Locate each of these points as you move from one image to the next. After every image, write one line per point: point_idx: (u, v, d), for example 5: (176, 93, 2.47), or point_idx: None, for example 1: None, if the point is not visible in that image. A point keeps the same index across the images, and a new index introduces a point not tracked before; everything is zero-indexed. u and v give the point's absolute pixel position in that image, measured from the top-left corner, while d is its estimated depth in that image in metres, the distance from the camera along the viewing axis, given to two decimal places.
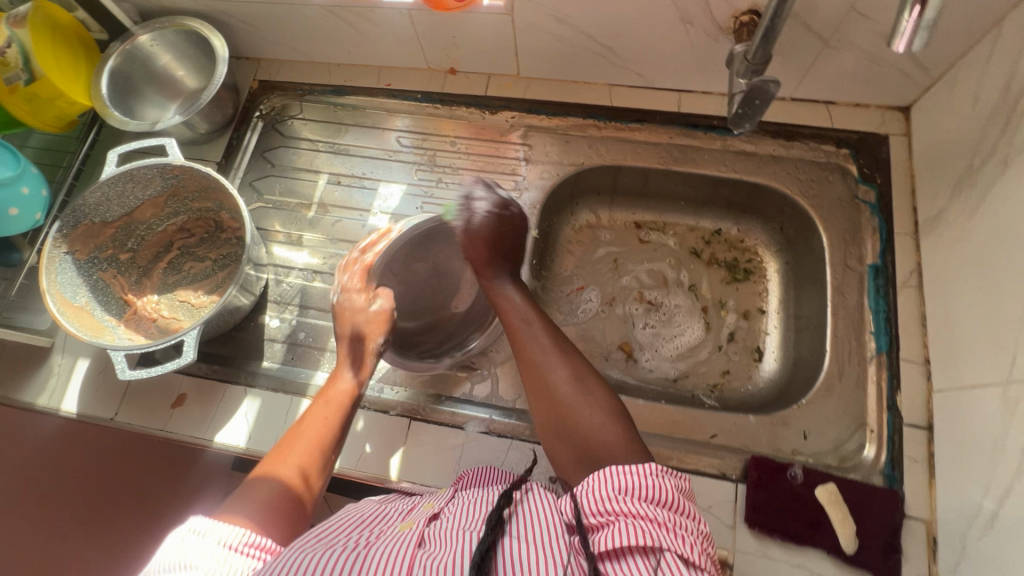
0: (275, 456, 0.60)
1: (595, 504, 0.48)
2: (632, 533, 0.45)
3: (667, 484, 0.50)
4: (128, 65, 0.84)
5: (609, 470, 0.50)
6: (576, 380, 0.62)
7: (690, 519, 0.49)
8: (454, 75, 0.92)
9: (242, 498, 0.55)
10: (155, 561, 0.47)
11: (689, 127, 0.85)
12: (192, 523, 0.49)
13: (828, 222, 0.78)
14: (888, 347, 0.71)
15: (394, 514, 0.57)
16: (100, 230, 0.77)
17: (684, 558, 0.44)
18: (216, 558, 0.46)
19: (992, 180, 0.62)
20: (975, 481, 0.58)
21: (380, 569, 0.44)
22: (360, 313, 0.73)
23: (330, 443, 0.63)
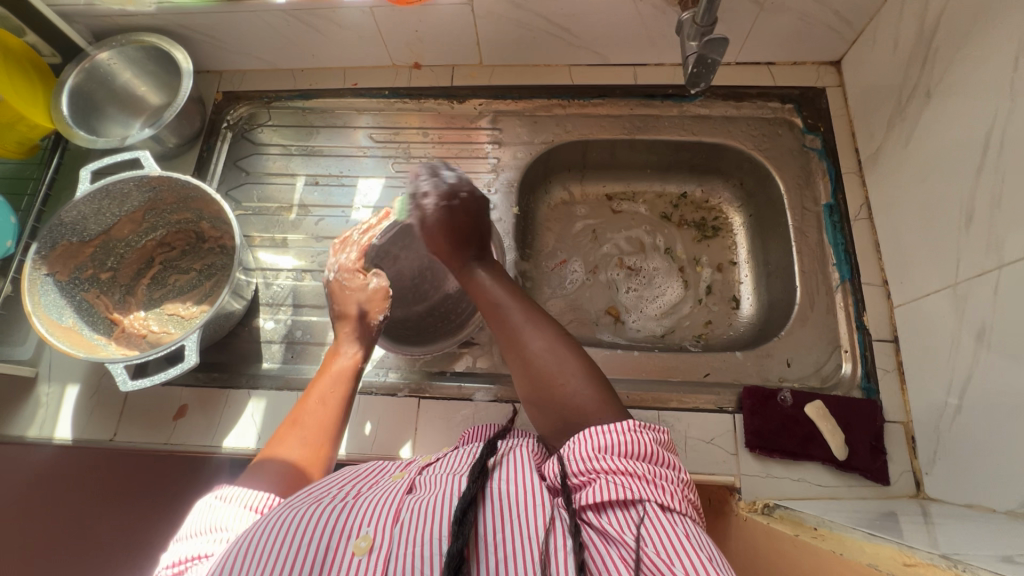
0: (282, 434, 0.61)
1: (577, 464, 0.49)
2: (613, 490, 0.46)
3: (646, 438, 0.50)
4: (89, 85, 0.84)
5: (592, 431, 0.51)
6: (556, 347, 0.58)
7: (671, 469, 0.50)
8: (419, 70, 0.95)
9: (252, 476, 0.57)
10: (187, 527, 0.52)
11: (647, 98, 0.91)
12: (217, 492, 0.54)
13: (783, 171, 0.85)
14: (850, 275, 0.77)
15: (391, 467, 0.63)
16: (79, 250, 0.76)
17: (667, 507, 0.46)
18: (242, 519, 0.51)
19: (919, 111, 0.70)
20: (939, 377, 0.65)
21: (367, 516, 0.49)
22: (353, 294, 0.73)
23: (335, 419, 0.64)
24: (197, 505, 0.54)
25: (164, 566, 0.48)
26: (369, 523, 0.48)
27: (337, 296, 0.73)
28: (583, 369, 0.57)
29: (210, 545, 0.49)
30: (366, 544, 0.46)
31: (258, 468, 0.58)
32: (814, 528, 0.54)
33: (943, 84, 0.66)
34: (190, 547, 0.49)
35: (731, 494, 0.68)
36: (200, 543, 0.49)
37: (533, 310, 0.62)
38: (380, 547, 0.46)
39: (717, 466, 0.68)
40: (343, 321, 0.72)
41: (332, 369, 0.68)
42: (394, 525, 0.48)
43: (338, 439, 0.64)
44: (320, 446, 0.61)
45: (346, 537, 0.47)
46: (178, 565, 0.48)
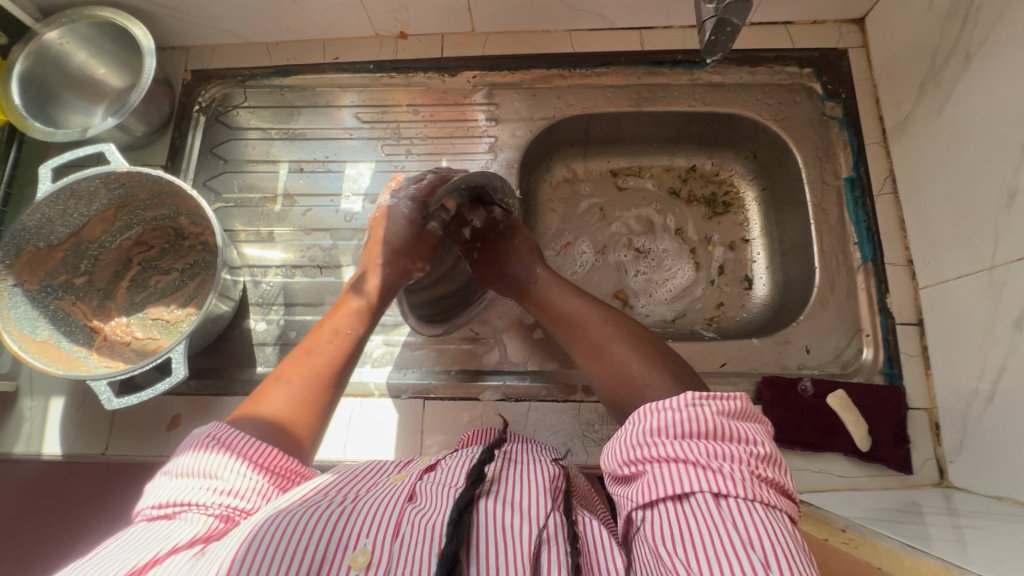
0: (285, 370, 0.57)
1: (625, 453, 0.45)
2: (663, 483, 0.41)
3: (707, 413, 0.43)
4: (41, 67, 0.76)
5: (647, 410, 0.45)
6: (625, 359, 0.56)
7: (742, 443, 0.43)
8: (405, 40, 0.87)
9: (249, 411, 0.54)
10: (179, 464, 0.49)
11: (655, 65, 0.84)
12: (211, 430, 0.51)
13: (801, 142, 0.80)
14: (873, 255, 0.74)
15: (390, 467, 0.58)
16: (47, 256, 0.70)
17: (723, 494, 0.40)
18: (238, 471, 0.48)
19: (956, 75, 0.64)
20: (968, 364, 0.62)
21: (366, 525, 0.45)
22: (392, 227, 0.67)
23: (342, 367, 0.58)
24: (192, 439, 0.51)
25: (155, 505, 0.47)
26: (368, 533, 0.44)
27: (379, 221, 0.68)
28: (659, 372, 0.54)
29: (203, 492, 0.47)
30: (363, 559, 0.43)
31: (252, 406, 0.54)
32: (841, 531, 0.52)
33: (986, 46, 0.60)
34: (180, 492, 0.47)
35: None
36: (191, 489, 0.47)
37: (590, 300, 0.63)
38: (380, 564, 0.42)
39: None
40: (374, 251, 0.66)
41: (353, 303, 0.62)
42: (394, 540, 0.44)
43: (339, 389, 0.58)
44: (317, 396, 0.56)
45: (342, 549, 0.43)
46: (169, 508, 0.47)
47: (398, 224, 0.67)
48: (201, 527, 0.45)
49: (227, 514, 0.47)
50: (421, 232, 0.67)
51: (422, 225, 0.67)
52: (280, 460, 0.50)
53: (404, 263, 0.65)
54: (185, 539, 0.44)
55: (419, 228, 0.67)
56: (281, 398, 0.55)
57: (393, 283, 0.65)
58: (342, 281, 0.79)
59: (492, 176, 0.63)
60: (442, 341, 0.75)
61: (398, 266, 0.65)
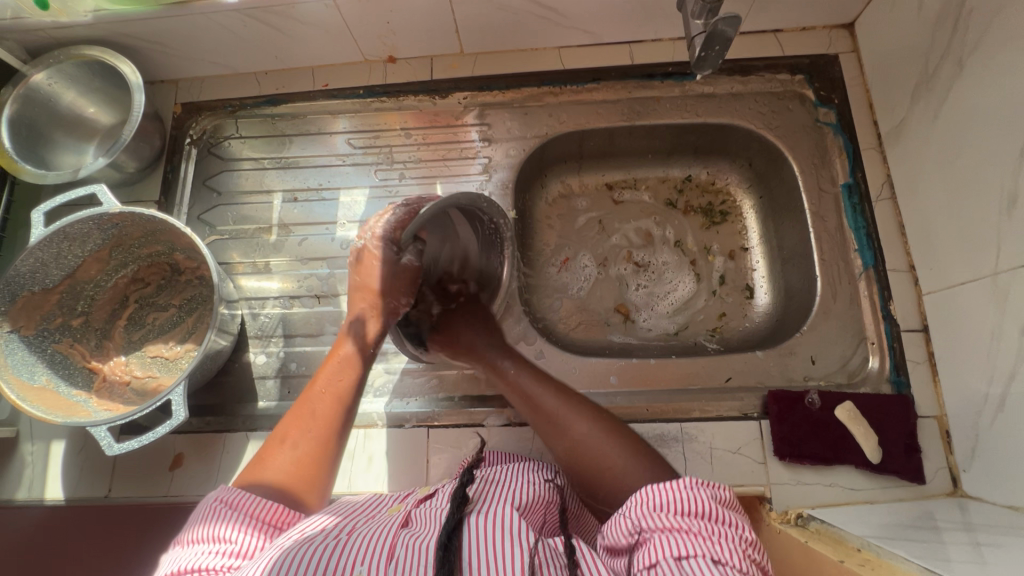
0: (284, 431, 0.56)
1: (630, 524, 0.46)
2: (665, 547, 0.42)
3: (703, 494, 0.46)
4: (30, 110, 0.76)
5: (647, 487, 0.47)
6: (585, 436, 0.58)
7: (734, 527, 0.45)
8: (394, 63, 0.87)
9: (254, 477, 0.53)
10: (187, 533, 0.48)
11: (645, 79, 0.84)
12: (218, 494, 0.50)
13: (795, 150, 0.79)
14: (874, 262, 0.73)
15: (388, 500, 0.57)
16: (43, 299, 0.70)
17: (722, 562, 0.41)
18: (246, 529, 0.47)
19: (949, 80, 0.63)
20: (977, 372, 0.61)
21: (361, 552, 0.44)
22: (370, 270, 0.65)
23: (341, 416, 0.58)
24: (201, 506, 0.50)
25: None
26: (363, 561, 0.43)
27: (361, 263, 0.66)
28: (621, 442, 0.57)
29: (212, 556, 0.45)
30: None
31: (255, 473, 0.54)
32: (858, 551, 0.51)
33: (979, 50, 0.60)
34: (191, 557, 0.45)
35: (762, 503, 0.65)
36: (198, 555, 0.45)
37: (568, 396, 0.62)
38: None
39: (746, 476, 0.65)
40: (358, 294, 0.65)
41: (343, 352, 0.62)
42: (389, 562, 0.43)
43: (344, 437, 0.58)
44: (321, 452, 0.55)
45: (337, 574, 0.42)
46: None
47: (373, 265, 0.65)
48: None
49: None
50: (397, 269, 0.65)
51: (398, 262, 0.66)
52: (287, 515, 0.50)
53: (390, 300, 0.64)
54: None
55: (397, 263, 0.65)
56: (283, 459, 0.54)
57: (382, 324, 0.64)
58: (340, 309, 0.78)
59: (477, 198, 0.63)
60: (443, 367, 0.75)
61: (384, 308, 0.64)
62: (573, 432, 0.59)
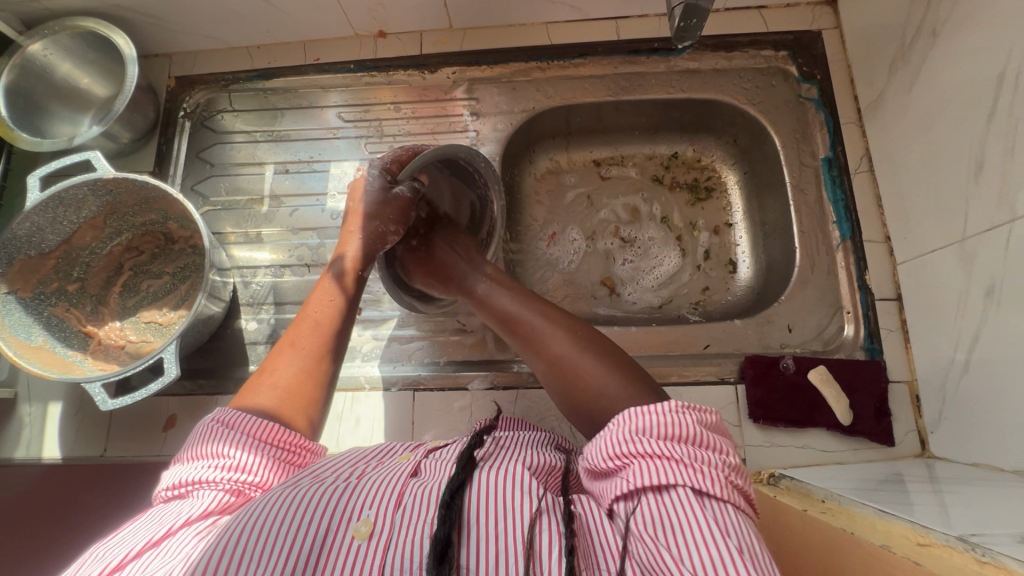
0: (278, 351, 0.58)
1: (611, 449, 0.46)
2: (645, 477, 0.43)
3: (689, 420, 0.45)
4: (26, 80, 0.77)
5: (630, 411, 0.47)
6: (572, 354, 0.56)
7: (718, 452, 0.45)
8: (385, 38, 0.88)
9: (248, 396, 0.55)
10: (188, 447, 0.51)
11: (632, 55, 0.85)
12: (217, 414, 0.52)
13: (778, 125, 0.81)
14: (851, 233, 0.75)
15: (398, 447, 0.58)
16: (40, 263, 0.72)
17: (703, 493, 0.42)
18: (245, 447, 0.49)
19: (924, 51, 0.65)
20: (946, 336, 0.63)
21: (370, 498, 0.45)
22: (359, 199, 0.67)
23: (332, 336, 0.59)
24: (200, 426, 0.52)
25: (168, 486, 0.48)
26: (370, 505, 0.44)
27: (353, 193, 0.68)
28: (608, 366, 0.55)
29: (211, 470, 0.48)
30: (366, 528, 0.42)
31: (250, 393, 0.55)
32: (822, 502, 0.53)
33: (951, 22, 0.61)
34: (193, 471, 0.48)
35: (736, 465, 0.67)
36: (198, 468, 0.48)
37: (551, 313, 0.61)
38: (383, 532, 0.42)
39: None
40: (349, 221, 0.67)
41: (331, 275, 0.63)
42: (396, 510, 0.44)
43: (335, 360, 0.59)
44: (312, 369, 0.57)
45: (346, 520, 0.43)
46: (182, 488, 0.48)
47: (365, 194, 0.67)
48: (210, 502, 0.46)
49: (238, 488, 0.48)
50: (388, 198, 0.67)
51: (389, 191, 0.67)
52: (282, 435, 0.51)
53: (381, 228, 0.66)
54: (195, 511, 0.45)
55: (387, 193, 0.67)
56: (278, 376, 0.56)
57: (373, 250, 0.66)
58: None
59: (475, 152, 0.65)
60: (431, 335, 0.77)
61: (372, 232, 0.66)
62: (552, 348, 0.58)
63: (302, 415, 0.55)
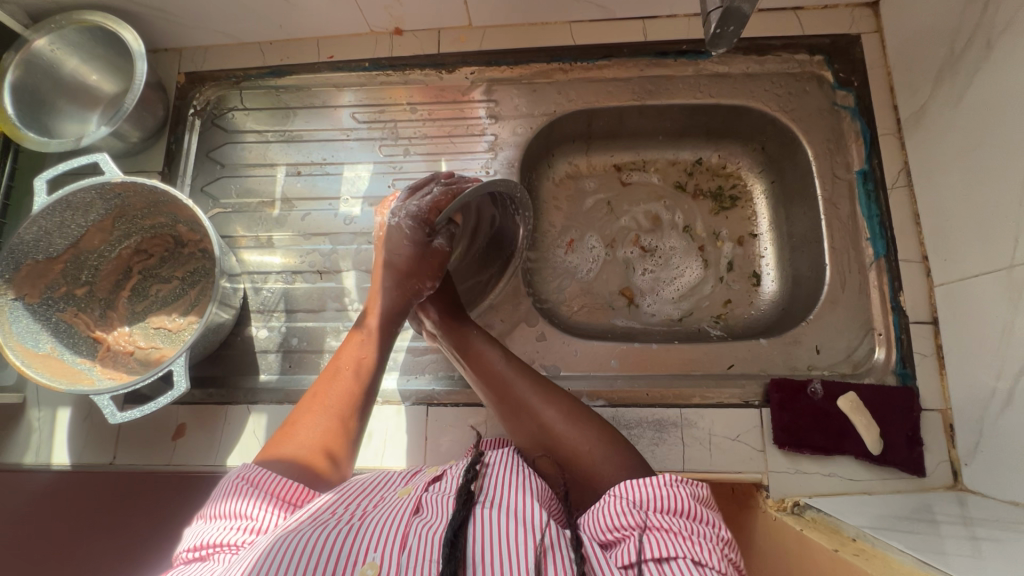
0: (307, 405, 0.56)
1: (608, 521, 0.45)
2: (647, 548, 0.42)
3: (683, 493, 0.46)
4: (32, 76, 0.75)
5: (622, 486, 0.47)
6: (569, 412, 0.57)
7: (709, 526, 0.46)
8: (401, 36, 0.85)
9: (276, 450, 0.53)
10: (210, 506, 0.49)
11: (659, 57, 0.81)
12: (240, 470, 0.50)
13: (810, 134, 0.77)
14: (886, 251, 0.71)
15: (396, 478, 0.56)
16: (47, 268, 0.70)
17: (702, 564, 0.41)
18: (267, 506, 0.48)
19: (976, 63, 0.61)
20: (986, 365, 0.60)
21: (374, 540, 0.43)
22: (393, 250, 0.65)
23: (363, 393, 0.58)
24: (225, 483, 0.50)
25: (189, 548, 0.47)
26: (375, 547, 0.42)
27: (388, 240, 0.66)
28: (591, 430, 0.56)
29: (233, 533, 0.46)
30: (372, 572, 0.40)
31: (276, 448, 0.54)
32: (853, 541, 0.51)
33: (1008, 32, 0.57)
34: (214, 532, 0.47)
35: (759, 490, 0.65)
36: (220, 529, 0.47)
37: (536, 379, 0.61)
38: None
39: (744, 463, 0.65)
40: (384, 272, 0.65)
41: (365, 329, 0.62)
42: (401, 554, 0.42)
43: (364, 418, 0.58)
44: (341, 427, 0.55)
45: (351, 564, 0.41)
46: (202, 550, 0.46)
47: (401, 244, 0.65)
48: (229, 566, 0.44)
49: None
50: (426, 251, 0.64)
51: (428, 244, 0.65)
52: (307, 495, 0.50)
53: (417, 284, 0.64)
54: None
55: (423, 246, 0.64)
56: (306, 433, 0.54)
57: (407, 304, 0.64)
58: (343, 286, 0.78)
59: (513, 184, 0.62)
60: (444, 347, 0.75)
61: (408, 287, 0.64)
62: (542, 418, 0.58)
63: (329, 473, 0.53)
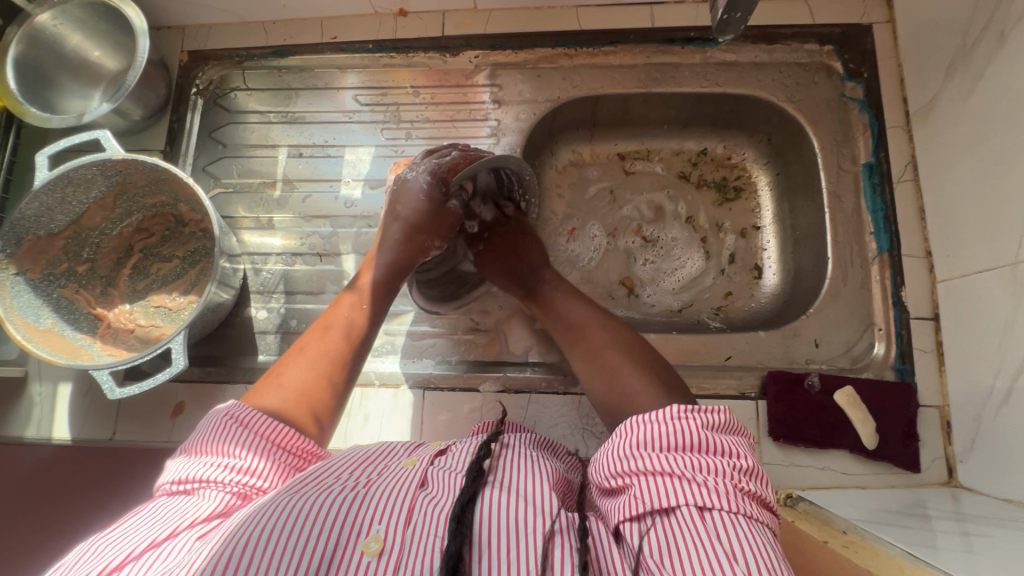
0: (303, 350, 0.57)
1: (612, 467, 0.45)
2: (650, 495, 0.41)
3: (695, 428, 0.44)
4: (36, 51, 0.75)
5: (631, 424, 0.46)
6: (616, 366, 0.56)
7: (725, 457, 0.43)
8: (405, 17, 0.84)
9: (265, 389, 0.54)
10: (195, 442, 0.50)
11: (666, 44, 0.80)
12: (230, 408, 0.50)
13: (817, 125, 0.76)
14: (889, 246, 0.71)
15: (400, 449, 0.56)
16: (48, 244, 0.70)
17: (708, 508, 0.40)
18: (255, 450, 0.48)
19: (989, 55, 0.60)
20: (986, 363, 0.59)
21: (380, 511, 0.43)
22: (403, 203, 0.64)
23: (356, 348, 0.58)
24: (211, 420, 0.51)
25: (174, 480, 0.47)
26: (380, 520, 0.43)
27: (397, 196, 0.65)
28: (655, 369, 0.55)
29: (218, 470, 0.47)
30: (376, 545, 0.41)
31: (266, 388, 0.54)
32: (843, 533, 0.51)
33: (1022, 24, 0.56)
34: (199, 468, 0.47)
35: None
36: (204, 466, 0.47)
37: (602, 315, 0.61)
38: (393, 551, 0.41)
39: None
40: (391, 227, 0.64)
41: (365, 283, 0.62)
42: (406, 529, 0.42)
43: (353, 373, 0.58)
44: (332, 379, 0.55)
45: (355, 535, 0.42)
46: (188, 484, 0.46)
47: (413, 201, 0.63)
48: (217, 504, 0.45)
49: (244, 491, 0.47)
50: (438, 211, 0.63)
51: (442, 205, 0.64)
52: (293, 439, 0.51)
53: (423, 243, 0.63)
54: (201, 514, 0.44)
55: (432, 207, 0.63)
56: (298, 377, 0.55)
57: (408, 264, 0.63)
58: (343, 269, 0.78)
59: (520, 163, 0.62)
60: (443, 332, 0.75)
61: (412, 245, 0.63)
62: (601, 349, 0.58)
63: (313, 421, 0.53)
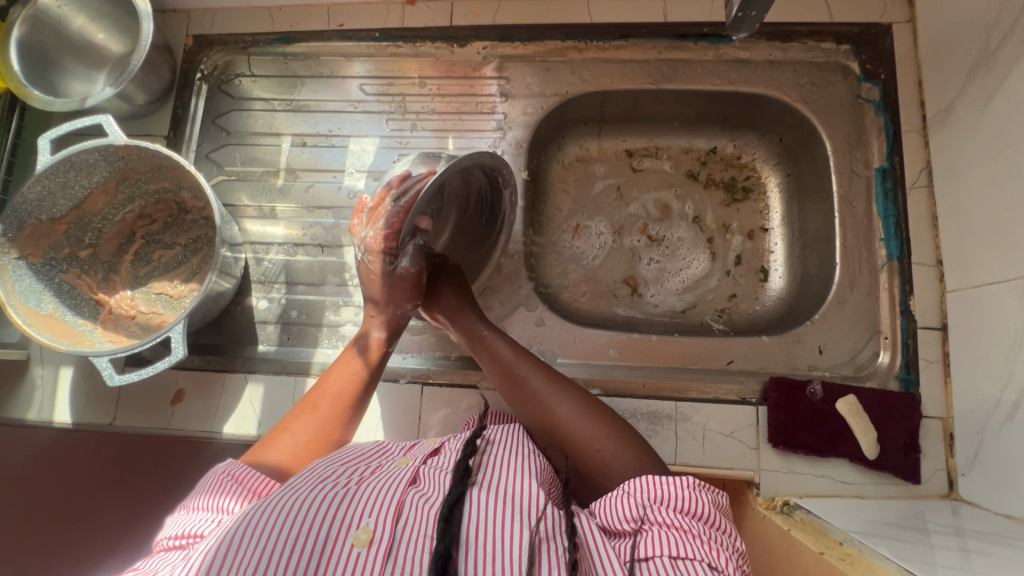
0: (295, 414, 0.59)
1: (626, 511, 0.46)
2: (663, 545, 0.43)
3: (704, 498, 0.47)
4: (40, 33, 0.74)
5: (648, 479, 0.47)
6: (575, 421, 0.57)
7: (725, 536, 0.47)
8: (413, 6, 0.82)
9: (260, 452, 0.56)
10: (192, 498, 0.50)
11: (678, 39, 0.78)
12: (223, 466, 0.52)
13: (830, 128, 0.74)
14: (899, 253, 0.70)
15: (395, 449, 0.55)
16: (50, 228, 0.70)
17: (715, 568, 0.42)
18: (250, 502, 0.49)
19: (1012, 60, 0.58)
20: (994, 376, 0.58)
21: (369, 505, 0.43)
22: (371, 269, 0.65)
23: (348, 410, 0.60)
24: (208, 478, 0.51)
25: (171, 535, 0.47)
26: (370, 513, 0.43)
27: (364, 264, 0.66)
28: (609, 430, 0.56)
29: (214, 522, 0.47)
30: (365, 536, 0.41)
31: (261, 450, 0.56)
32: (839, 545, 0.51)
33: None
34: (196, 523, 0.47)
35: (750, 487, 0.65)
36: (201, 520, 0.48)
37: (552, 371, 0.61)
38: (382, 542, 0.41)
39: (737, 459, 0.65)
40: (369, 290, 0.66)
41: (355, 350, 0.64)
42: (395, 522, 0.42)
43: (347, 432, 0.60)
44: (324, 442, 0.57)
45: (345, 527, 0.42)
46: (184, 538, 0.46)
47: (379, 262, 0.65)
48: None
49: None
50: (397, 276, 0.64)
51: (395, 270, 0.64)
52: None
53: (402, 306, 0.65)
54: None
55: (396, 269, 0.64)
56: (291, 441, 0.57)
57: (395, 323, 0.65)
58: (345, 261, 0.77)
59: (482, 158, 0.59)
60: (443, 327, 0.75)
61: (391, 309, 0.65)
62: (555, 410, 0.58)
63: None
